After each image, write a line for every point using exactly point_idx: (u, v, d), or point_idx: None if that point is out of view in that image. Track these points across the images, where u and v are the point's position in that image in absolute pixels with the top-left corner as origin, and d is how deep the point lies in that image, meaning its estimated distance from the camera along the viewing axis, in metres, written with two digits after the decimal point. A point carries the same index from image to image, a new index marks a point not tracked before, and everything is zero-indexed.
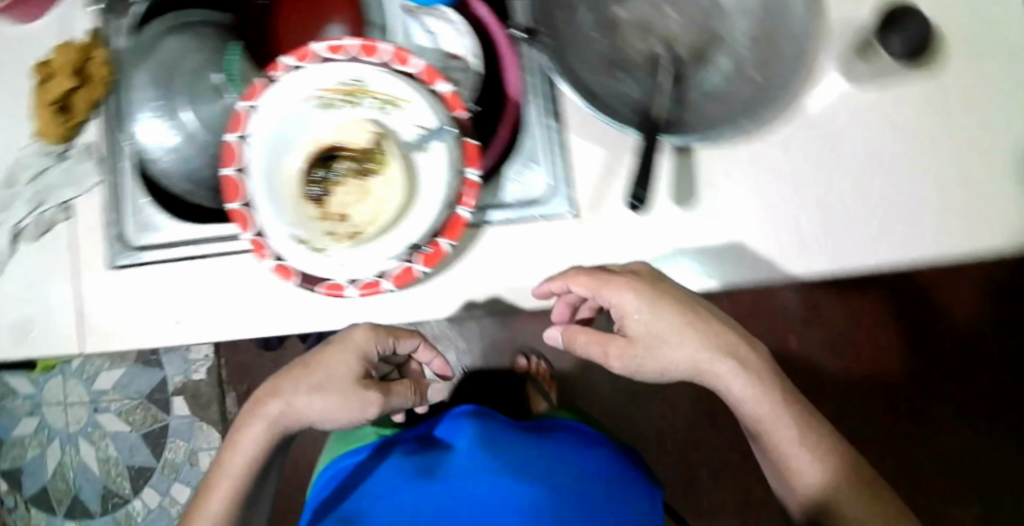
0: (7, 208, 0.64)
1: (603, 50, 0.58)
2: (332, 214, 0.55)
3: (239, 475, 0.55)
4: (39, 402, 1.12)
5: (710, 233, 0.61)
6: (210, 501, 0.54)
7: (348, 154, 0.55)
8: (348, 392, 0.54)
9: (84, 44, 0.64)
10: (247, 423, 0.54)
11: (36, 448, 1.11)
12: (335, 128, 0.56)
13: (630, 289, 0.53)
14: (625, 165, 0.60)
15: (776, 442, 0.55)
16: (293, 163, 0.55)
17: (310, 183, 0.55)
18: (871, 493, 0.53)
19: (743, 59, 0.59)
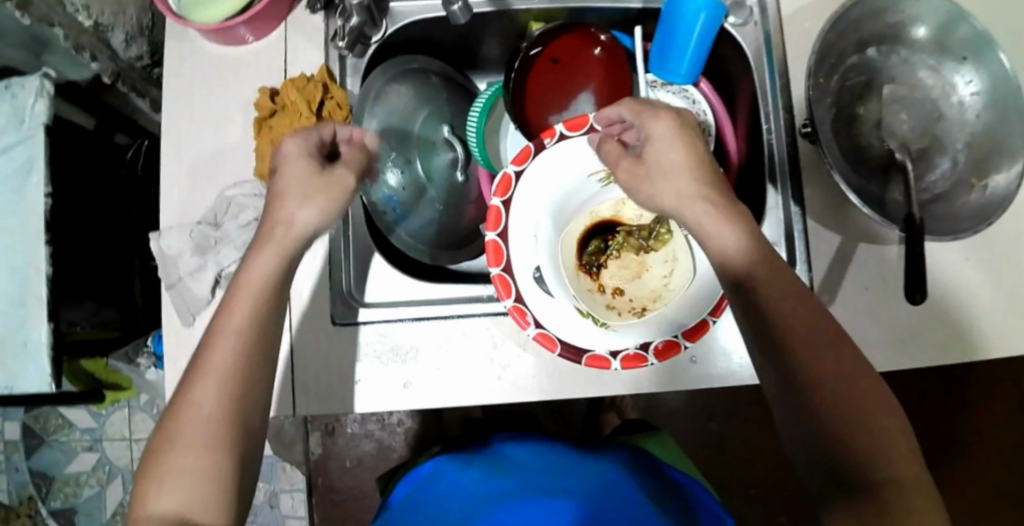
0: (215, 251, 0.58)
1: (843, 145, 0.63)
2: (607, 288, 0.56)
3: (248, 321, 0.43)
4: (100, 437, 1.01)
5: (941, 317, 0.61)
6: (217, 356, 0.42)
7: (626, 229, 0.57)
8: (313, 190, 0.47)
9: (325, 81, 0.58)
10: (259, 248, 0.46)
11: (93, 485, 1.01)
12: (613, 203, 0.58)
13: (661, 120, 0.47)
14: (864, 254, 0.61)
15: (768, 303, 0.41)
16: (569, 235, 0.56)
17: (588, 257, 0.56)
18: (832, 356, 0.39)
19: (965, 164, 0.63)
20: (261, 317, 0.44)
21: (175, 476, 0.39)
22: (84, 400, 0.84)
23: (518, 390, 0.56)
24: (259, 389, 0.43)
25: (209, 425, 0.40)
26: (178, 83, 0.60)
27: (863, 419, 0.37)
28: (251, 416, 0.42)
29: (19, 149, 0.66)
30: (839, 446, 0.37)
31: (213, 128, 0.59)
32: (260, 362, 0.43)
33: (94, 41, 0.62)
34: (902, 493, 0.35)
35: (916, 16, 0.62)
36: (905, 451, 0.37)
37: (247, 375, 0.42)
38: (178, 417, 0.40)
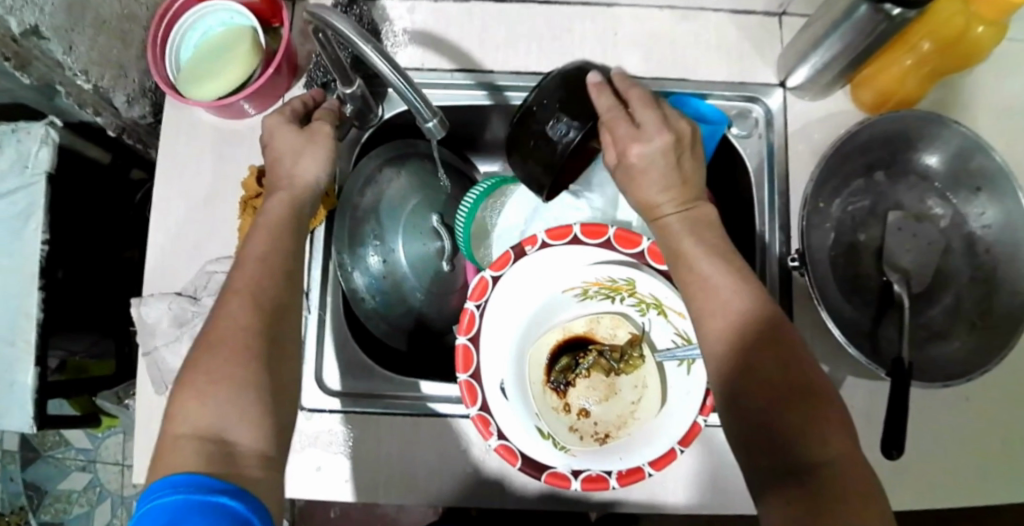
0: (191, 324, 0.58)
1: (838, 271, 0.61)
2: (572, 409, 0.55)
3: (268, 248, 0.43)
4: (93, 458, 1.04)
5: (923, 463, 0.58)
6: (241, 279, 0.41)
7: (598, 351, 0.56)
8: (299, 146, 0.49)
9: None
10: (269, 198, 0.47)
11: (83, 505, 1.03)
12: (587, 319, 0.57)
13: (652, 130, 0.43)
14: (852, 387, 0.58)
15: (729, 318, 0.38)
16: (540, 349, 0.56)
17: (555, 375, 0.56)
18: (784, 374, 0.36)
19: (967, 304, 0.59)
20: (280, 243, 0.44)
21: (210, 384, 0.37)
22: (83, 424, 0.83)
23: (479, 495, 0.56)
24: (289, 309, 0.42)
25: (242, 337, 0.38)
26: (171, 153, 0.60)
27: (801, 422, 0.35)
28: (281, 336, 0.41)
29: (22, 194, 0.68)
30: (782, 447, 0.34)
31: (201, 199, 0.60)
32: (275, 304, 0.41)
33: (96, 100, 0.65)
34: (836, 480, 0.32)
35: (928, 144, 0.60)
36: (849, 453, 0.33)
37: (275, 295, 0.41)
38: (209, 339, 0.38)
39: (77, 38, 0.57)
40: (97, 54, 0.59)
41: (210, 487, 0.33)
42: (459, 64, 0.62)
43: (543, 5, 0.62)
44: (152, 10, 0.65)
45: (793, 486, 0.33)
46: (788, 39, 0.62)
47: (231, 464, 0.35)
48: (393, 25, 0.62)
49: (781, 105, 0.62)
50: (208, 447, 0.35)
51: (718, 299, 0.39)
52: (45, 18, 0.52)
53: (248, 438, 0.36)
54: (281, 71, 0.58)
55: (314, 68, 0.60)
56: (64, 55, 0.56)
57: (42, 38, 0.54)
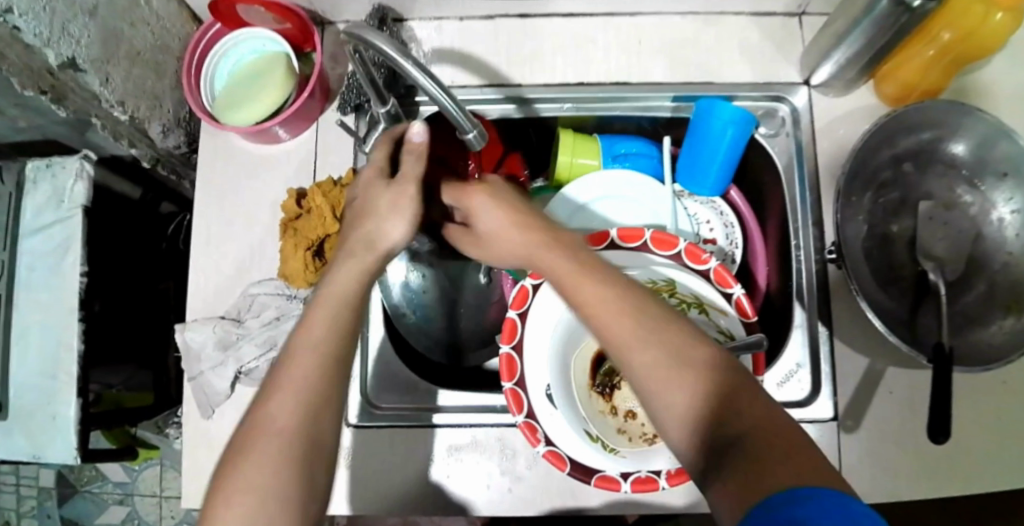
0: (235, 346, 0.59)
1: (871, 264, 0.62)
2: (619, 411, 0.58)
3: (326, 336, 0.40)
4: (131, 491, 1.03)
5: (969, 449, 0.58)
6: (294, 374, 0.38)
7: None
8: (390, 204, 0.46)
9: (350, 185, 0.60)
10: (339, 262, 0.44)
11: None
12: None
13: (491, 214, 0.47)
14: (892, 377, 0.59)
15: (612, 320, 0.37)
16: (585, 355, 0.59)
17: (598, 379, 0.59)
18: (677, 354, 0.35)
19: (1001, 290, 0.60)
20: (338, 325, 0.41)
21: (240, 490, 0.34)
22: (121, 457, 0.83)
23: (527, 504, 0.56)
24: (331, 411, 0.39)
25: (276, 442, 0.36)
26: (209, 179, 0.62)
27: (721, 399, 0.33)
28: (324, 437, 0.38)
29: (59, 227, 0.69)
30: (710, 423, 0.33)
31: (239, 223, 0.61)
32: (324, 417, 0.38)
33: (132, 132, 0.67)
34: (767, 441, 0.30)
35: (953, 133, 0.61)
36: (775, 416, 0.32)
37: (322, 397, 0.38)
38: (249, 439, 0.36)
39: (112, 69, 0.58)
40: (132, 85, 0.61)
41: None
42: (488, 79, 0.63)
43: (567, 17, 0.63)
44: (184, 41, 0.67)
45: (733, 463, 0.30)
46: (809, 39, 0.63)
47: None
48: (421, 45, 0.63)
49: (807, 103, 0.63)
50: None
51: (596, 310, 0.38)
52: (82, 51, 0.54)
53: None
54: (314, 95, 0.59)
55: (347, 89, 0.60)
56: (100, 86, 0.58)
57: (79, 71, 0.55)
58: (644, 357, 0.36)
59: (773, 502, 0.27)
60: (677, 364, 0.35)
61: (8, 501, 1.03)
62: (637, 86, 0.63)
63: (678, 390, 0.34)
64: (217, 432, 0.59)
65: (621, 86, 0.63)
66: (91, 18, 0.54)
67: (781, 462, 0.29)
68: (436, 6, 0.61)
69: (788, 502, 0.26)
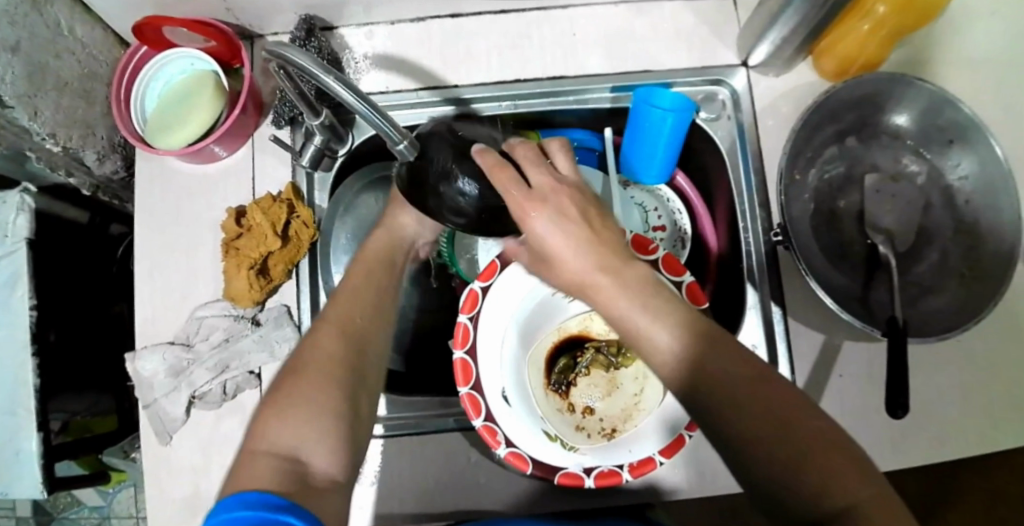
0: (187, 372, 0.58)
1: (823, 241, 0.61)
2: (576, 408, 0.58)
3: (365, 298, 0.48)
4: (107, 515, 1.01)
5: (932, 416, 0.59)
6: (335, 317, 0.46)
7: (589, 357, 0.60)
8: (416, 199, 0.55)
9: (291, 199, 0.59)
10: (371, 236, 0.54)
11: None
12: (581, 318, 0.60)
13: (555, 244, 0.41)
14: (851, 352, 0.59)
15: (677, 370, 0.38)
16: (540, 353, 0.58)
17: (554, 376, 0.59)
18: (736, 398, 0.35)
19: (953, 257, 0.60)
20: (373, 296, 0.49)
21: (305, 392, 0.40)
22: (92, 482, 0.82)
23: (491, 506, 0.56)
24: (370, 352, 0.45)
25: (331, 369, 0.42)
26: (150, 206, 0.61)
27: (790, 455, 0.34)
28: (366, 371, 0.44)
29: (5, 261, 0.67)
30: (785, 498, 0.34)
31: (183, 247, 0.60)
32: (366, 357, 0.45)
33: (68, 161, 0.65)
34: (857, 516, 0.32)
35: (896, 105, 0.61)
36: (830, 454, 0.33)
37: (359, 341, 0.45)
38: (299, 366, 0.42)
39: (40, 102, 0.57)
40: (63, 115, 0.60)
41: (272, 503, 0.32)
42: (424, 82, 0.62)
43: (499, 14, 0.63)
44: (114, 65, 0.66)
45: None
46: (745, 19, 0.63)
47: (307, 485, 0.35)
48: (353, 52, 0.62)
49: (747, 84, 0.62)
50: (284, 462, 0.36)
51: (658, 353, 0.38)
52: (7, 87, 0.53)
53: (321, 465, 0.37)
54: (247, 111, 0.58)
55: (280, 102, 0.59)
56: (29, 120, 0.56)
57: (5, 107, 0.54)
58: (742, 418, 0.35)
59: None
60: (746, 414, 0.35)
61: None
62: (575, 79, 0.62)
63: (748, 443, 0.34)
64: (176, 458, 0.59)
65: (559, 80, 0.62)
66: (13, 53, 0.53)
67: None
68: (365, 12, 0.60)
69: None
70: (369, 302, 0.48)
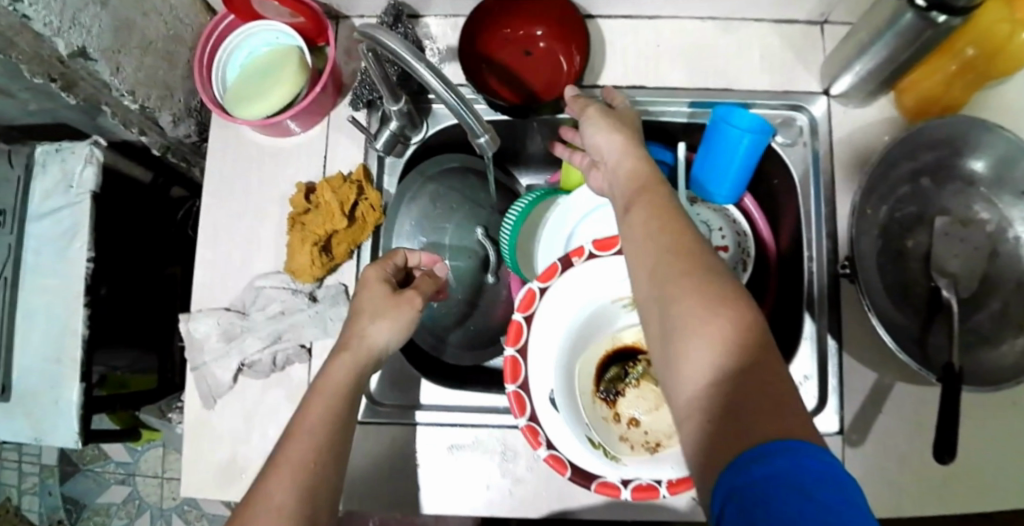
0: (239, 339, 0.59)
1: (885, 279, 0.60)
2: (622, 418, 0.57)
3: (321, 422, 0.43)
4: (132, 472, 1.02)
5: (978, 468, 0.58)
6: (293, 450, 0.42)
7: (641, 368, 0.59)
8: (382, 309, 0.49)
9: (360, 181, 0.59)
10: (335, 356, 0.47)
11: (122, 518, 1.01)
12: (637, 330, 0.59)
13: (624, 157, 0.46)
14: (903, 395, 0.58)
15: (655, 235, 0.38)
16: (591, 359, 0.58)
17: (603, 384, 0.58)
18: (696, 279, 0.35)
19: (1016, 310, 0.59)
20: (329, 425, 0.43)
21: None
22: (124, 437, 0.83)
23: (527, 505, 0.56)
24: (326, 484, 0.42)
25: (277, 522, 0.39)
26: (221, 173, 0.62)
27: (731, 332, 0.33)
28: (317, 516, 0.41)
29: (67, 211, 0.68)
30: (714, 364, 0.32)
31: (248, 215, 0.61)
32: (322, 491, 0.41)
33: (141, 119, 0.66)
34: (771, 396, 0.30)
35: (973, 149, 0.60)
36: (763, 364, 0.32)
37: (313, 477, 0.41)
38: (248, 511, 0.39)
39: (123, 59, 0.58)
40: (143, 74, 0.61)
41: None
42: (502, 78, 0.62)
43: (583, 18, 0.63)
44: (198, 30, 0.66)
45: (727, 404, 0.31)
46: (829, 47, 0.62)
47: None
48: (435, 43, 0.63)
49: (825, 112, 0.62)
50: None
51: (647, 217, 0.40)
52: (92, 40, 0.53)
53: None
54: (326, 91, 0.59)
55: (360, 85, 0.59)
56: (111, 75, 0.57)
57: (89, 59, 0.55)
58: (687, 286, 0.35)
59: (752, 455, 0.28)
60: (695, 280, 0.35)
61: (12, 477, 1.03)
62: (655, 91, 0.62)
63: (685, 299, 0.34)
64: (220, 424, 0.59)
65: (638, 91, 0.62)
66: (102, 7, 0.53)
67: (767, 422, 0.29)
68: (451, 3, 0.60)
69: (764, 457, 0.28)
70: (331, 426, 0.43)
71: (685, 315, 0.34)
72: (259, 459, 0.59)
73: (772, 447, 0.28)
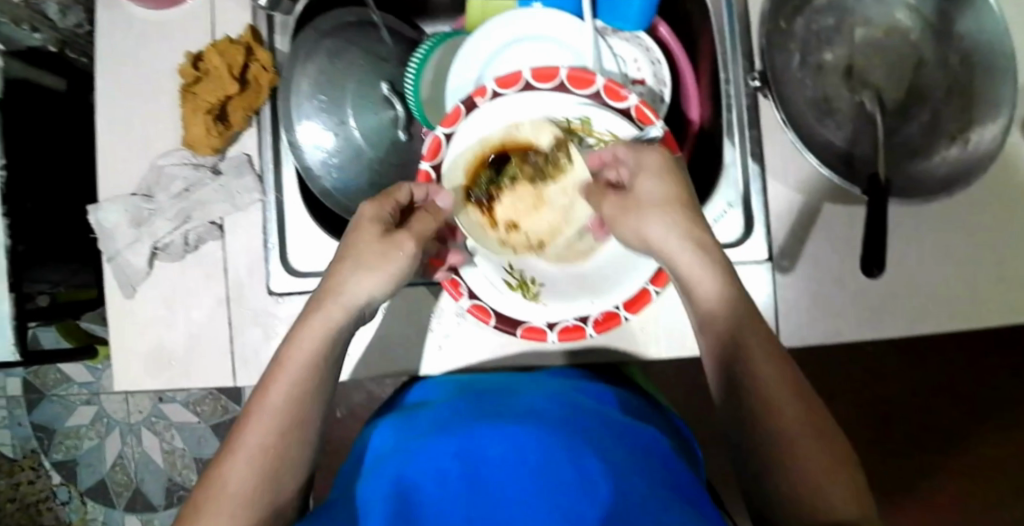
0: (148, 223, 0.57)
1: (816, 100, 0.58)
2: (501, 224, 0.55)
3: (286, 398, 0.42)
4: (97, 391, 1.03)
5: (909, 284, 0.57)
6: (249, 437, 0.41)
7: (509, 173, 0.55)
8: (369, 253, 0.45)
9: (249, 43, 0.57)
10: (306, 321, 0.45)
11: (92, 439, 1.03)
12: (505, 125, 0.54)
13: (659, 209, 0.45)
14: (832, 215, 0.56)
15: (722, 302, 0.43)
16: (460, 154, 0.54)
17: (474, 189, 0.55)
18: (767, 353, 0.41)
19: (944, 119, 0.56)
20: (302, 404, 0.43)
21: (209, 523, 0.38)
22: (78, 357, 0.81)
23: (457, 357, 0.57)
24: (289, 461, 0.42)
25: (238, 505, 0.39)
26: (108, 51, 0.59)
27: (805, 429, 0.38)
28: (279, 491, 0.41)
29: None
30: (787, 462, 0.38)
31: (145, 93, 0.58)
32: (286, 464, 0.42)
33: (30, 14, 0.65)
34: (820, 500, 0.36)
35: None
36: (833, 454, 0.38)
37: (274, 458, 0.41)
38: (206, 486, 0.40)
39: None
40: None
41: None
42: None
43: None
44: None
45: (775, 484, 0.38)
46: None
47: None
48: None
49: None
50: None
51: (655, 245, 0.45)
52: None
53: None
54: None
55: None
56: None
57: None
58: (782, 375, 0.40)
59: None
60: (786, 373, 0.40)
61: None
62: None
63: (772, 388, 0.40)
64: (140, 311, 0.58)
65: None
66: None
67: (829, 481, 0.37)
68: None
69: None
70: (297, 403, 0.43)
71: (756, 387, 0.40)
72: (183, 341, 0.57)
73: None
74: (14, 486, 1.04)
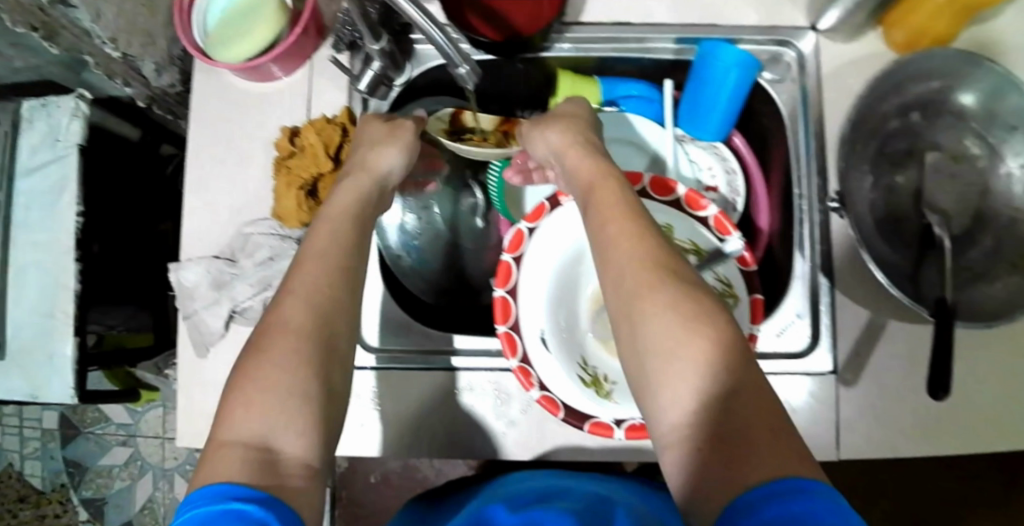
0: (229, 287, 0.59)
1: (877, 217, 0.61)
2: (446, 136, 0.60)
3: (316, 289, 0.40)
4: (133, 433, 1.07)
5: (968, 406, 0.58)
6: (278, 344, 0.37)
7: (480, 126, 0.61)
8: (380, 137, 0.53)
9: (346, 125, 0.59)
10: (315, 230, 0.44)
11: (125, 479, 1.07)
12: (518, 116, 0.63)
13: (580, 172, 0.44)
14: (897, 333, 0.58)
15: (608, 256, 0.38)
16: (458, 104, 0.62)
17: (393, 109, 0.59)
18: (656, 304, 0.34)
19: (1008, 246, 0.58)
20: (337, 283, 0.41)
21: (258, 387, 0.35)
22: (123, 400, 0.86)
23: (521, 448, 0.56)
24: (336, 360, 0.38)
25: (296, 339, 0.37)
26: (205, 117, 0.61)
27: (704, 384, 0.32)
28: (334, 365, 0.38)
29: (57, 165, 0.69)
30: (725, 428, 0.31)
31: (237, 161, 0.60)
32: (332, 369, 0.37)
33: (125, 70, 0.65)
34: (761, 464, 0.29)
35: (963, 81, 0.58)
36: (767, 422, 0.31)
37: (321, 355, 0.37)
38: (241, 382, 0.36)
39: (105, 6, 0.55)
40: (123, 21, 0.58)
41: (230, 495, 0.31)
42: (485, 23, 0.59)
43: None
44: None
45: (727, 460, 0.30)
46: None
47: (276, 475, 0.33)
48: None
49: (814, 48, 0.60)
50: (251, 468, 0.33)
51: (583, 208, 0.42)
52: None
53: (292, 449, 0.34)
54: (309, 32, 0.58)
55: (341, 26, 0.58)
56: (93, 24, 0.56)
57: (70, 7, 0.53)
58: (657, 324, 0.34)
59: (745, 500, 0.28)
60: (661, 324, 0.34)
61: (14, 443, 1.08)
62: (638, 27, 0.60)
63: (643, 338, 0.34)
64: (213, 373, 0.59)
65: (626, 27, 0.60)
66: None
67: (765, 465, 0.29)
68: None
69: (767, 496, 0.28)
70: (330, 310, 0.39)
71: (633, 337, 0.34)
72: None
73: (779, 487, 0.28)
74: (40, 518, 1.07)
